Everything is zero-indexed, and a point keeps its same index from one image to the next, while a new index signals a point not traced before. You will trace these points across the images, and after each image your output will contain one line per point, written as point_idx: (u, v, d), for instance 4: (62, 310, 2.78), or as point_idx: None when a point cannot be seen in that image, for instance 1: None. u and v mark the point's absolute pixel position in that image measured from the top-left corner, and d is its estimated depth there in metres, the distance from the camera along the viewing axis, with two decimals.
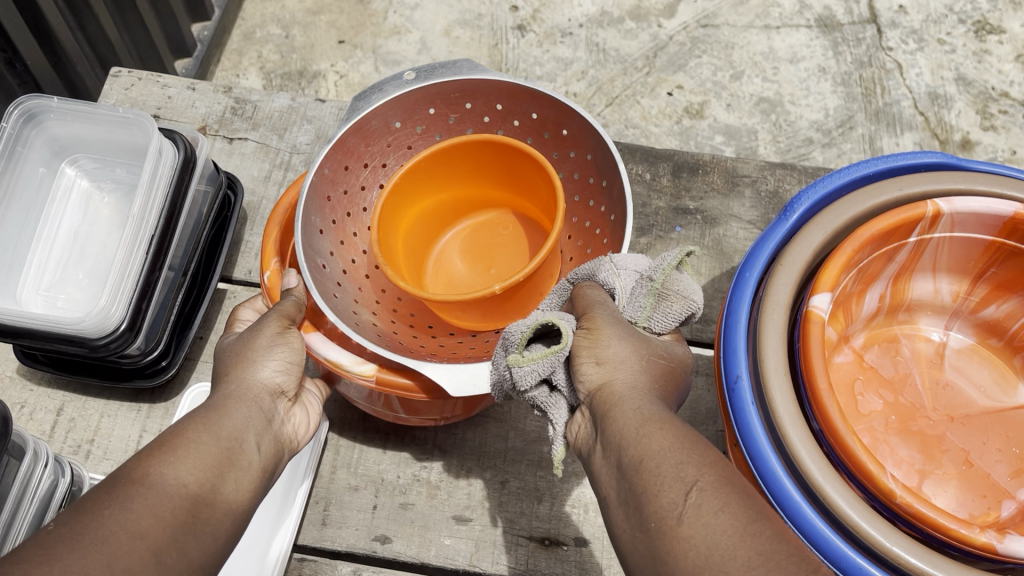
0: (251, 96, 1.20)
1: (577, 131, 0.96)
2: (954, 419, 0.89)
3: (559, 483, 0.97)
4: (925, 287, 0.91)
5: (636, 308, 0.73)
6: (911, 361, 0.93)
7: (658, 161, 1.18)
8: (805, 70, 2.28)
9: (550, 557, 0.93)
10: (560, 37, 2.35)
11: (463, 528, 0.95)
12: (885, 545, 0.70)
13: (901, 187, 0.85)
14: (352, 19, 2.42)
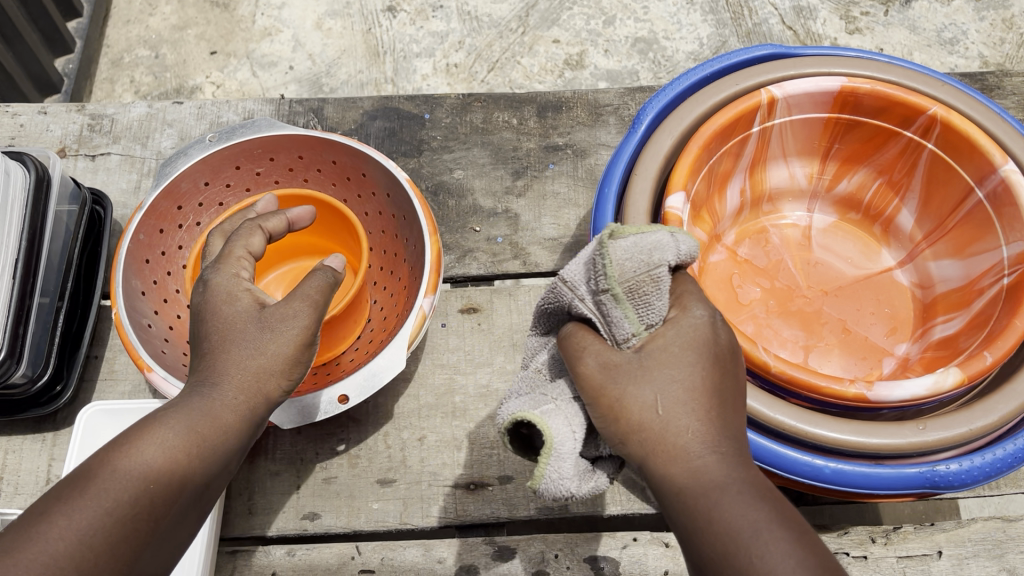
0: (106, 110, 1.18)
1: (375, 174, 0.96)
2: (828, 292, 0.95)
3: (475, 429, 0.99)
4: (780, 174, 0.97)
5: (621, 323, 0.63)
6: (780, 248, 0.99)
7: (522, 105, 1.20)
8: (673, 5, 2.34)
9: (477, 500, 0.96)
10: (431, 12, 2.36)
11: (388, 490, 0.96)
12: (774, 417, 0.74)
13: (737, 81, 0.88)
14: (221, 28, 2.38)
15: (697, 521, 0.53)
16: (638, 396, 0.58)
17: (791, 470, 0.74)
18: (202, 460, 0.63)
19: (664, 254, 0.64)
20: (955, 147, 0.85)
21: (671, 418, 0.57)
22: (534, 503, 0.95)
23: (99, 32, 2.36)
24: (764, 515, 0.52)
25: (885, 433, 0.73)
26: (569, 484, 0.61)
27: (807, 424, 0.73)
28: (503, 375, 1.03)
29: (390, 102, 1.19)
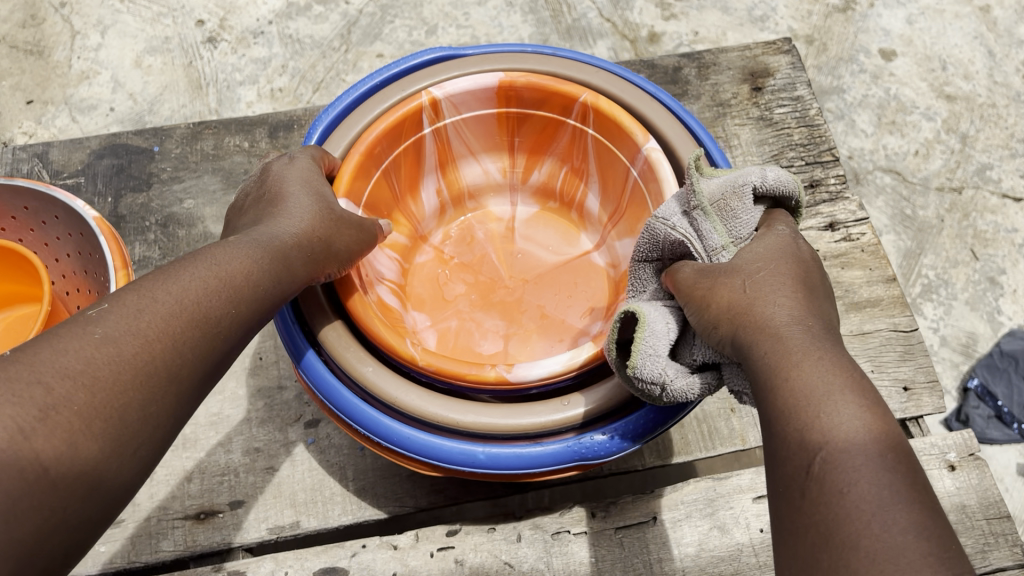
0: None
1: (67, 216, 0.96)
2: (529, 281, 0.98)
3: (205, 458, 0.99)
4: (475, 171, 1.01)
5: (710, 234, 0.75)
6: (485, 243, 1.01)
7: (253, 128, 1.21)
8: (493, 8, 2.21)
9: (207, 528, 0.95)
10: (252, 39, 2.16)
11: (116, 530, 0.94)
12: (434, 412, 0.76)
13: (405, 86, 0.90)
14: (35, 76, 2.09)
15: (843, 484, 0.53)
16: (794, 370, 0.60)
17: (447, 460, 0.76)
18: (243, 308, 0.69)
19: (746, 178, 0.75)
20: (610, 130, 0.88)
21: (805, 383, 0.59)
22: (265, 524, 0.95)
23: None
24: (876, 483, 0.52)
25: (539, 413, 0.78)
26: (670, 375, 0.71)
27: (455, 412, 0.77)
28: (234, 400, 1.03)
29: (118, 139, 1.19)
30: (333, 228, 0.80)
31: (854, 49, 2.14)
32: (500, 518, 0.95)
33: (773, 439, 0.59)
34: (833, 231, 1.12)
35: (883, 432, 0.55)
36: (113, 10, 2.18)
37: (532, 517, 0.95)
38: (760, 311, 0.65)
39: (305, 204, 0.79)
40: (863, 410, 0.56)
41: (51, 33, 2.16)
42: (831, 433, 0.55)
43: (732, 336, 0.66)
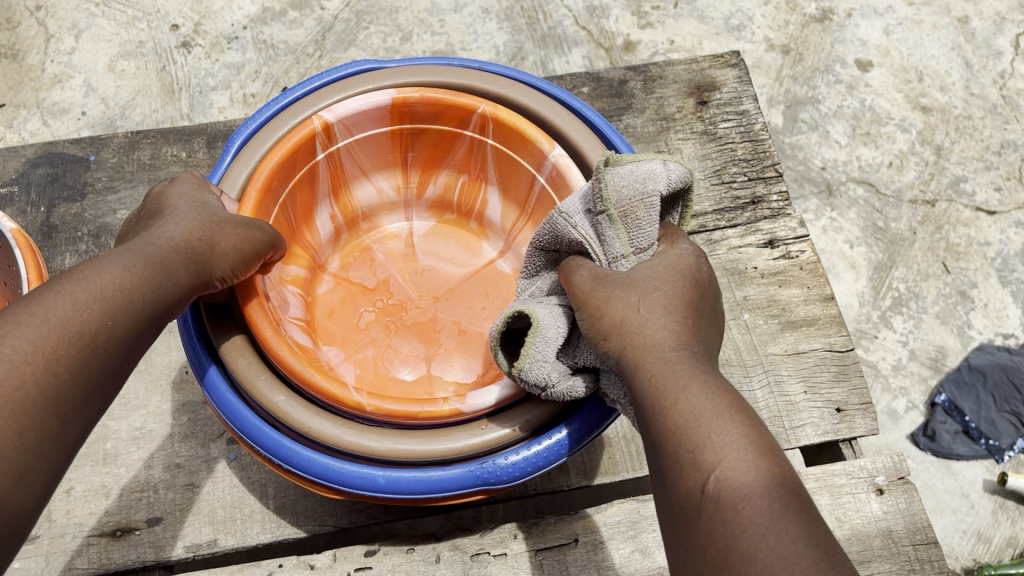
0: None
1: None
2: (439, 297, 1.04)
3: (125, 473, 0.98)
4: (367, 190, 1.06)
5: (612, 242, 0.74)
6: (384, 264, 1.07)
7: (192, 137, 1.20)
8: (469, 15, 2.16)
9: (122, 546, 0.94)
10: (227, 44, 2.12)
11: (29, 547, 0.93)
12: (338, 437, 0.75)
13: (314, 105, 0.93)
14: (6, 79, 2.07)
15: (733, 504, 0.51)
16: (680, 392, 0.57)
17: (347, 484, 0.74)
18: (121, 317, 0.65)
19: (653, 186, 0.73)
20: (512, 140, 0.96)
21: (695, 403, 0.57)
22: (183, 541, 0.94)
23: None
24: (764, 495, 0.51)
25: (446, 438, 0.75)
26: (548, 378, 0.72)
27: (397, 446, 0.74)
28: (158, 415, 1.02)
29: (55, 147, 1.18)
30: (227, 228, 0.77)
31: (829, 59, 2.11)
32: (420, 539, 0.94)
33: (664, 457, 0.57)
34: (773, 248, 1.10)
35: (765, 444, 0.54)
36: (88, 14, 2.16)
37: (452, 539, 0.93)
38: (653, 329, 0.63)
39: (184, 217, 0.77)
40: (746, 428, 0.55)
41: (25, 37, 2.12)
42: (722, 450, 0.54)
43: (625, 351, 0.64)
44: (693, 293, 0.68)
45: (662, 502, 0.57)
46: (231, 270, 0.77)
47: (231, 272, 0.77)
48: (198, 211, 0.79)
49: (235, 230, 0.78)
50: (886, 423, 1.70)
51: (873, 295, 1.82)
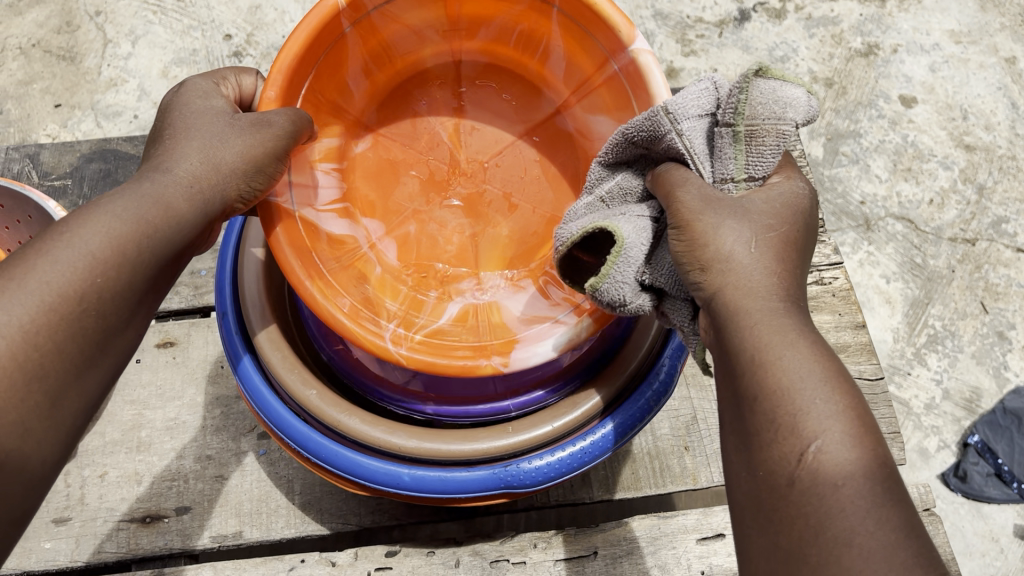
0: None
1: (39, 217, 0.99)
2: (486, 161, 1.08)
3: (157, 462, 1.00)
4: (406, 36, 1.03)
5: (728, 159, 0.71)
6: (427, 118, 1.10)
7: None
8: None
9: (151, 532, 0.96)
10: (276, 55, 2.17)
11: (62, 528, 0.96)
12: (365, 432, 0.76)
13: None
14: (65, 81, 2.15)
15: (828, 484, 0.53)
16: (785, 353, 0.58)
17: (372, 480, 0.76)
18: (113, 273, 0.64)
19: (790, 113, 0.69)
20: (586, 19, 0.91)
21: (797, 371, 0.58)
22: (209, 531, 0.97)
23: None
24: (858, 475, 0.53)
25: (471, 439, 0.76)
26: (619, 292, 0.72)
27: (417, 443, 0.76)
28: (192, 407, 1.04)
29: (108, 144, 1.22)
30: (232, 140, 0.75)
31: (873, 93, 2.11)
32: (441, 542, 0.95)
33: (756, 421, 0.58)
34: (806, 274, 1.11)
35: (862, 420, 0.56)
36: (146, 21, 2.22)
37: (472, 543, 0.94)
38: (762, 275, 0.63)
39: (190, 146, 0.74)
40: (848, 400, 0.57)
41: (85, 40, 2.20)
42: (818, 425, 0.55)
43: (726, 296, 0.63)
44: (799, 238, 0.67)
45: (741, 465, 0.59)
46: (241, 191, 0.76)
47: (242, 197, 0.76)
48: (210, 132, 0.76)
49: (242, 144, 0.76)
50: (915, 461, 1.68)
51: (907, 331, 1.81)
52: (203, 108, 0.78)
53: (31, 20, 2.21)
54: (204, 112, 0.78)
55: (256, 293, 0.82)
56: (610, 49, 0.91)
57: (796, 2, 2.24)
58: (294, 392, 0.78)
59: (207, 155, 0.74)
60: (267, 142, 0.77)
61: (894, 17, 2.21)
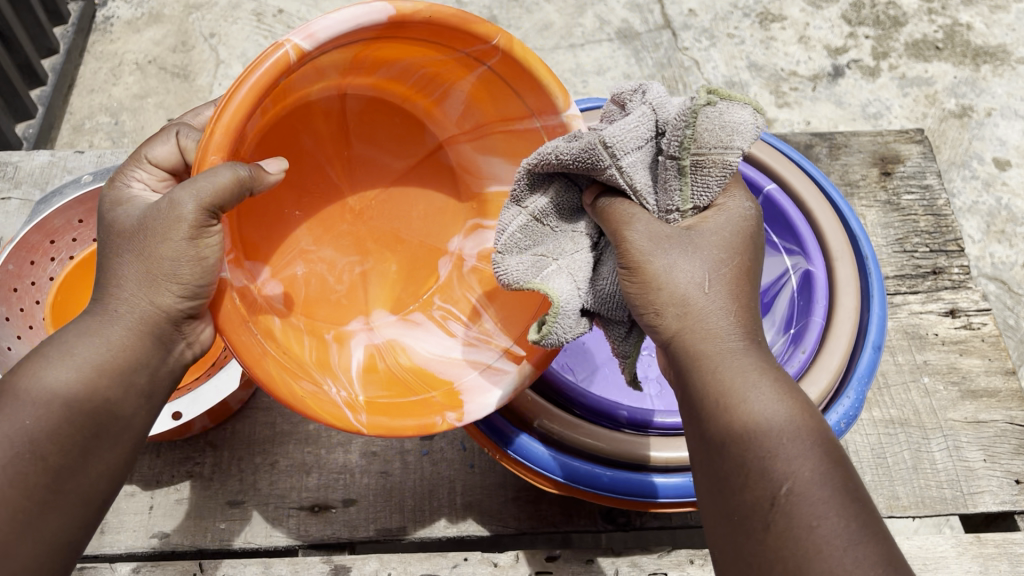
0: (12, 158, 1.27)
1: None
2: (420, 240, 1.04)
3: (324, 454, 1.04)
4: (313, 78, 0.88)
5: (672, 192, 0.75)
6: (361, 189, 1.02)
7: None
8: (611, 79, 2.26)
9: (319, 521, 1.00)
10: None
11: (236, 511, 1.01)
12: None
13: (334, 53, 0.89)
14: (179, 98, 2.41)
15: (786, 527, 0.57)
16: (743, 400, 0.63)
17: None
18: (137, 371, 0.73)
19: (731, 151, 0.72)
20: (523, 81, 0.90)
21: (762, 410, 0.62)
22: (374, 525, 1.00)
23: (64, 100, 2.43)
24: (834, 496, 0.58)
25: None
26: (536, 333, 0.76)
27: None
28: None
29: None
30: (167, 241, 0.72)
31: (967, 154, 2.14)
32: (600, 550, 0.98)
33: (727, 449, 0.62)
34: (954, 318, 1.13)
35: (833, 454, 0.61)
36: (257, 48, 2.47)
37: (631, 555, 0.97)
38: (676, 335, 0.67)
39: (115, 262, 0.74)
40: (810, 430, 0.62)
41: (197, 60, 2.48)
42: (781, 462, 0.60)
43: (666, 355, 0.69)
44: (752, 264, 0.73)
45: (710, 497, 0.63)
46: (177, 298, 0.73)
47: (192, 296, 0.74)
48: (156, 239, 0.73)
49: (172, 261, 0.72)
50: None
51: None
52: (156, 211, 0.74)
53: (148, 38, 2.52)
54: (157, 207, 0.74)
55: None
56: (537, 108, 0.91)
57: (890, 61, 2.29)
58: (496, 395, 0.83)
59: (155, 265, 0.73)
60: (176, 245, 0.72)
61: (988, 81, 2.24)
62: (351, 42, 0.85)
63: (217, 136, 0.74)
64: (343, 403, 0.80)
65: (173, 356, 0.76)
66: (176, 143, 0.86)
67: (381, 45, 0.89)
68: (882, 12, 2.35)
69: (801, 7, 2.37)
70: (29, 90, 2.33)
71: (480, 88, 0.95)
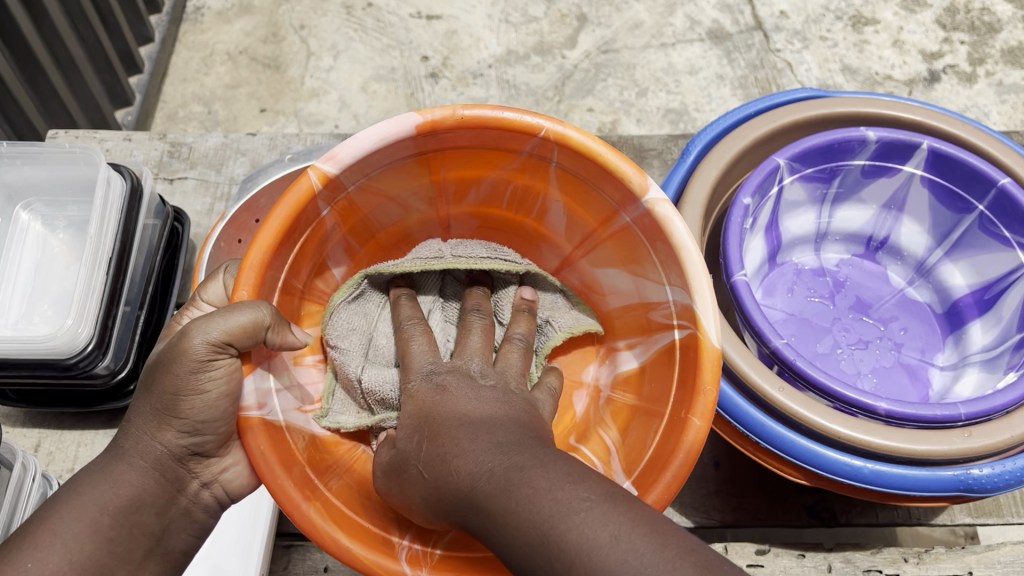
0: (186, 139, 1.28)
1: None
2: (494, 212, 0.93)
3: None
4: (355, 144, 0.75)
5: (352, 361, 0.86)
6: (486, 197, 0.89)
7: None
8: (703, 79, 2.07)
9: None
10: (472, 79, 2.06)
11: None
12: (826, 425, 0.79)
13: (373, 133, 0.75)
14: (270, 87, 2.08)
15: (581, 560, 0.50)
16: (533, 473, 0.56)
17: (831, 470, 0.79)
18: (144, 494, 0.72)
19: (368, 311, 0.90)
20: (593, 170, 0.78)
21: (564, 491, 0.53)
22: None
23: (156, 87, 2.06)
24: (671, 564, 0.48)
25: (930, 439, 0.78)
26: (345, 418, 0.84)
27: (869, 437, 0.78)
28: None
29: None
30: (166, 378, 0.71)
31: None
32: (810, 546, 0.96)
33: (547, 555, 0.51)
34: None
35: (641, 520, 0.51)
36: (347, 37, 2.13)
37: (843, 552, 0.95)
38: (471, 475, 0.59)
39: (138, 399, 0.74)
40: (630, 517, 0.51)
41: (288, 51, 2.12)
42: (588, 550, 0.49)
43: (436, 490, 0.62)
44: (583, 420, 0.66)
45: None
46: (177, 434, 0.72)
47: (192, 432, 0.73)
48: (161, 378, 0.71)
49: (171, 389, 0.70)
50: None
51: None
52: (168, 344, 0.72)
53: (239, 29, 2.16)
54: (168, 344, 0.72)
55: None
56: (619, 200, 0.79)
57: (986, 68, 2.08)
58: (743, 377, 0.82)
59: (162, 404, 0.71)
60: (177, 380, 0.70)
61: None
62: (401, 160, 0.80)
63: (247, 272, 0.71)
64: (406, 556, 0.70)
65: (184, 493, 0.75)
66: (257, 316, 0.69)
67: (450, 159, 0.83)
68: (976, 18, 2.15)
69: (894, 10, 2.16)
70: (130, 78, 1.97)
71: (572, 193, 0.85)
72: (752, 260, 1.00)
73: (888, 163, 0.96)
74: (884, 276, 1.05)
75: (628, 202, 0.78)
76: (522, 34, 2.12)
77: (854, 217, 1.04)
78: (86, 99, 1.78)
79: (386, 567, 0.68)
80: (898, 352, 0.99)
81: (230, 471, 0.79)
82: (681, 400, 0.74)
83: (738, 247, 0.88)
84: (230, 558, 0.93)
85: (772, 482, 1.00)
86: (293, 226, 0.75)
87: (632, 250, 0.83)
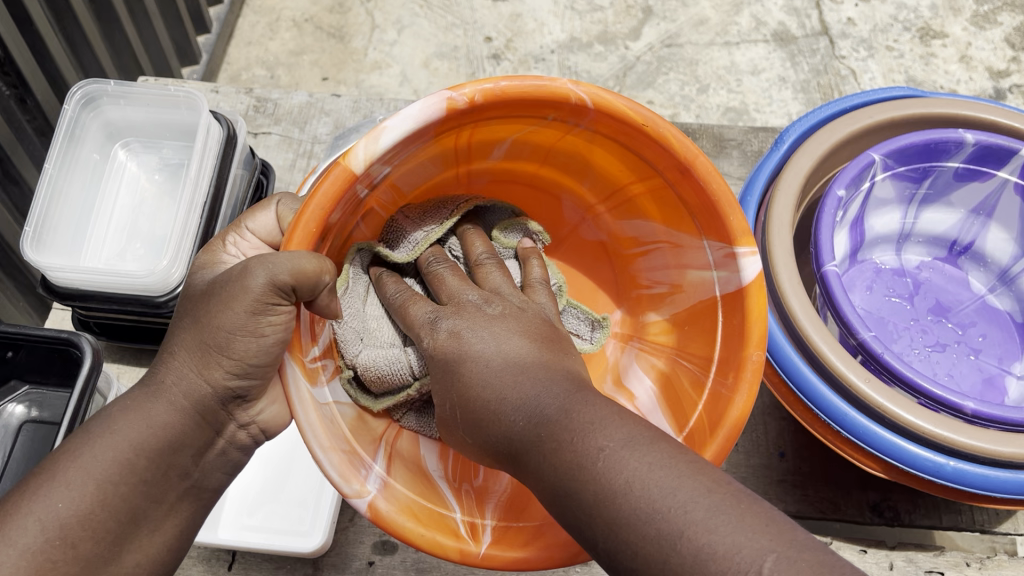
0: (271, 95, 1.30)
1: None
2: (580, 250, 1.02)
3: None
4: (411, 163, 0.81)
5: None
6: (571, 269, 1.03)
7: None
8: (766, 80, 2.04)
9: None
10: (534, 64, 2.06)
11: None
12: (912, 420, 0.80)
13: (392, 121, 0.70)
14: (333, 57, 2.08)
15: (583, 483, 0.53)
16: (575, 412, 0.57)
17: (913, 465, 0.80)
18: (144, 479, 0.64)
19: None
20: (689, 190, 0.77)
21: (602, 431, 0.54)
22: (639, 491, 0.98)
23: (222, 48, 2.08)
24: (692, 503, 0.49)
25: (1016, 442, 0.79)
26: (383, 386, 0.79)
27: (952, 433, 0.79)
28: None
29: None
30: (220, 314, 0.67)
31: None
32: (872, 542, 0.97)
33: (569, 489, 0.54)
34: None
35: (671, 461, 0.52)
36: (412, 13, 2.13)
37: (905, 551, 0.97)
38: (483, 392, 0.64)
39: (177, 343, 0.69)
40: (654, 460, 0.52)
41: (353, 22, 2.13)
42: (593, 486, 0.52)
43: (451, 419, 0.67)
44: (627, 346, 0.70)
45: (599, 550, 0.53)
46: (227, 374, 0.69)
47: (242, 374, 0.70)
48: (223, 318, 0.67)
49: (230, 338, 0.67)
50: None
51: None
52: (244, 309, 0.66)
53: None
54: (238, 314, 0.67)
55: (788, 274, 0.87)
56: (704, 225, 0.79)
57: None
58: (829, 366, 0.83)
59: (210, 339, 0.68)
60: (233, 318, 0.67)
61: None
62: (419, 142, 0.75)
63: (298, 233, 0.68)
64: (465, 532, 0.70)
65: (220, 434, 0.72)
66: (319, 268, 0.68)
67: (478, 129, 0.80)
68: None
69: (963, 25, 2.14)
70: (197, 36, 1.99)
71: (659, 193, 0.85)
72: (837, 254, 1.00)
73: (983, 167, 0.96)
74: (964, 281, 1.05)
75: (722, 237, 0.76)
76: (586, 22, 2.12)
77: (940, 220, 1.04)
78: (154, 49, 1.80)
79: (453, 548, 0.67)
80: (976, 358, 0.99)
81: (265, 414, 0.75)
82: (700, 424, 0.75)
83: (830, 241, 0.89)
84: (304, 507, 0.95)
85: (839, 475, 1.01)
86: (326, 221, 0.70)
87: (705, 331, 0.82)
